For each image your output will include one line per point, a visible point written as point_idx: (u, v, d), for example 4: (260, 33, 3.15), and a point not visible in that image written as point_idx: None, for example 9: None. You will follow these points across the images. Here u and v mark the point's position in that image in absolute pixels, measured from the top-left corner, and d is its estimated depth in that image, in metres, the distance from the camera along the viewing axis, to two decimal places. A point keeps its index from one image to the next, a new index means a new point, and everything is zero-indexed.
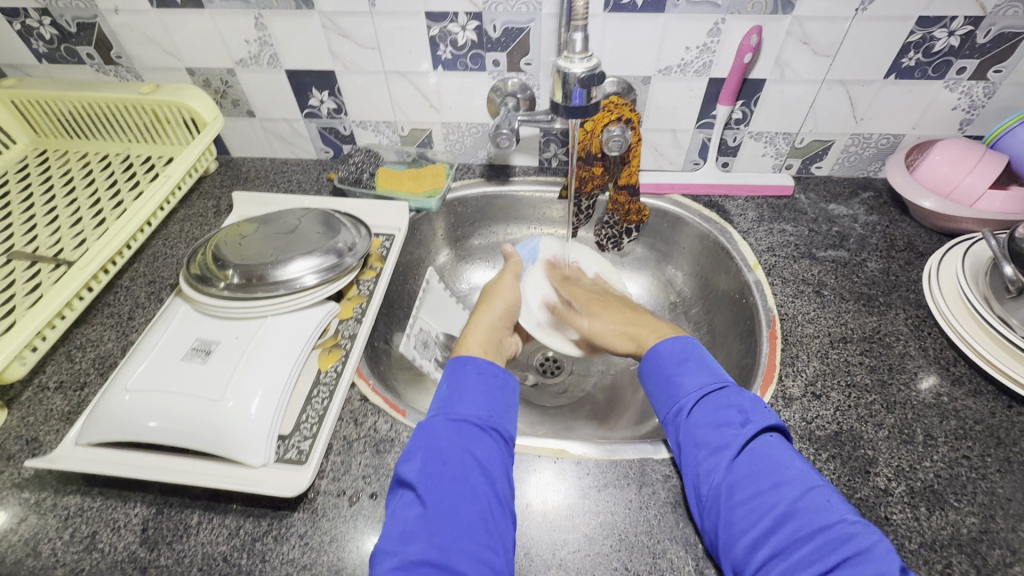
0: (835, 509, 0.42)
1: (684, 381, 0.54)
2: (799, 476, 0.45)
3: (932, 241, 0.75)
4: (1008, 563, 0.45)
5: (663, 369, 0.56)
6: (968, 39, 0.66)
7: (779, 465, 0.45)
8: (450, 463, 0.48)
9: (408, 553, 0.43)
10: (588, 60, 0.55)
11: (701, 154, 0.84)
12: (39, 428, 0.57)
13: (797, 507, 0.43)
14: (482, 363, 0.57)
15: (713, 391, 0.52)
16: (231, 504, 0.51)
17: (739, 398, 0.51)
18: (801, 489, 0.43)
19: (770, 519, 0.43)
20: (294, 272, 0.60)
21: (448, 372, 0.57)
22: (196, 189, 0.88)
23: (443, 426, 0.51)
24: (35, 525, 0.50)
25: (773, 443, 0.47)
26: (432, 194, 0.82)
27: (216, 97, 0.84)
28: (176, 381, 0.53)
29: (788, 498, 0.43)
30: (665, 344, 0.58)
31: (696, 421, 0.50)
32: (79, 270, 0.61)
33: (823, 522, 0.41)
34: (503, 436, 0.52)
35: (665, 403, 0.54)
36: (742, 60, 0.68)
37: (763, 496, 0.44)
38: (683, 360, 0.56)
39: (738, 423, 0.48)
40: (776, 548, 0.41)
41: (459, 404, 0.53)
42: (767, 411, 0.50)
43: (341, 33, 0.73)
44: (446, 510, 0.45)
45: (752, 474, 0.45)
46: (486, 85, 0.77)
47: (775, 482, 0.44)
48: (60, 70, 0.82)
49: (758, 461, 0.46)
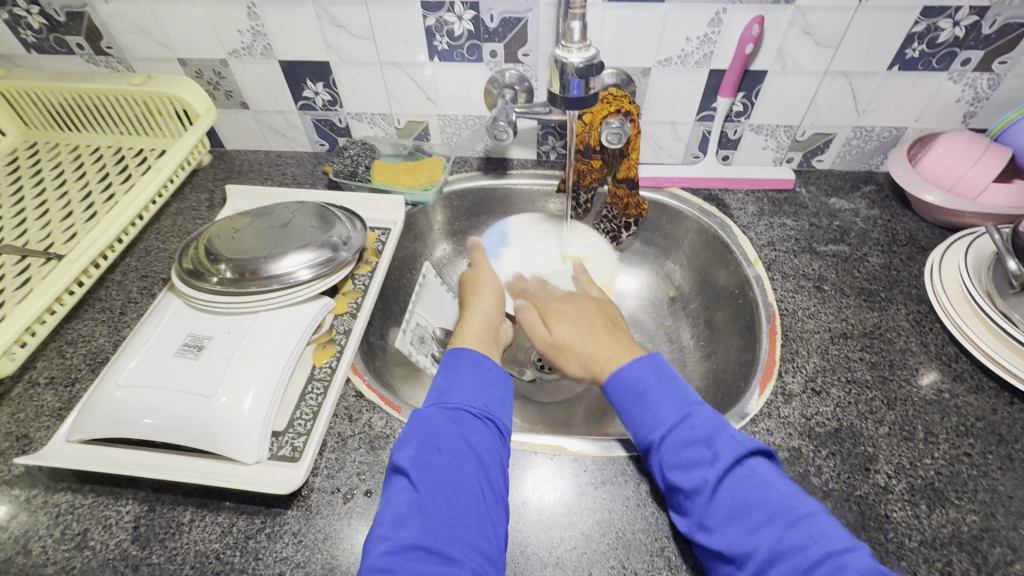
0: (820, 543, 0.40)
1: (651, 416, 0.50)
2: (777, 510, 0.43)
3: (934, 235, 0.74)
4: (1009, 561, 0.45)
5: (623, 401, 0.53)
6: (973, 30, 0.65)
7: (754, 503, 0.43)
8: (444, 450, 0.47)
9: (400, 538, 0.42)
10: (586, 50, 0.54)
11: (701, 147, 0.83)
12: (29, 425, 0.56)
13: (779, 548, 0.41)
14: (478, 355, 0.56)
15: (678, 425, 0.49)
16: (224, 501, 0.51)
17: (705, 428, 0.48)
18: (779, 527, 0.42)
19: (756, 564, 0.41)
20: (288, 266, 0.59)
21: (444, 362, 0.56)
22: (190, 182, 0.87)
23: (440, 414, 0.50)
24: (25, 523, 0.50)
25: (747, 477, 0.45)
26: (429, 187, 0.81)
27: (209, 89, 0.83)
28: (168, 377, 0.52)
29: (769, 540, 0.41)
30: (630, 369, 0.54)
31: (665, 460, 0.48)
32: (69, 264, 0.60)
33: (808, 560, 0.40)
34: (498, 425, 0.52)
35: (637, 439, 0.51)
36: (744, 51, 0.67)
37: (743, 539, 0.42)
38: (640, 393, 0.52)
39: (707, 461, 0.46)
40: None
41: (454, 394, 0.52)
42: (736, 441, 0.47)
43: (335, 23, 0.72)
44: (439, 496, 0.45)
45: (730, 518, 0.43)
46: (483, 76, 0.76)
47: (751, 524, 0.43)
48: (49, 61, 0.81)
49: (735, 503, 0.44)
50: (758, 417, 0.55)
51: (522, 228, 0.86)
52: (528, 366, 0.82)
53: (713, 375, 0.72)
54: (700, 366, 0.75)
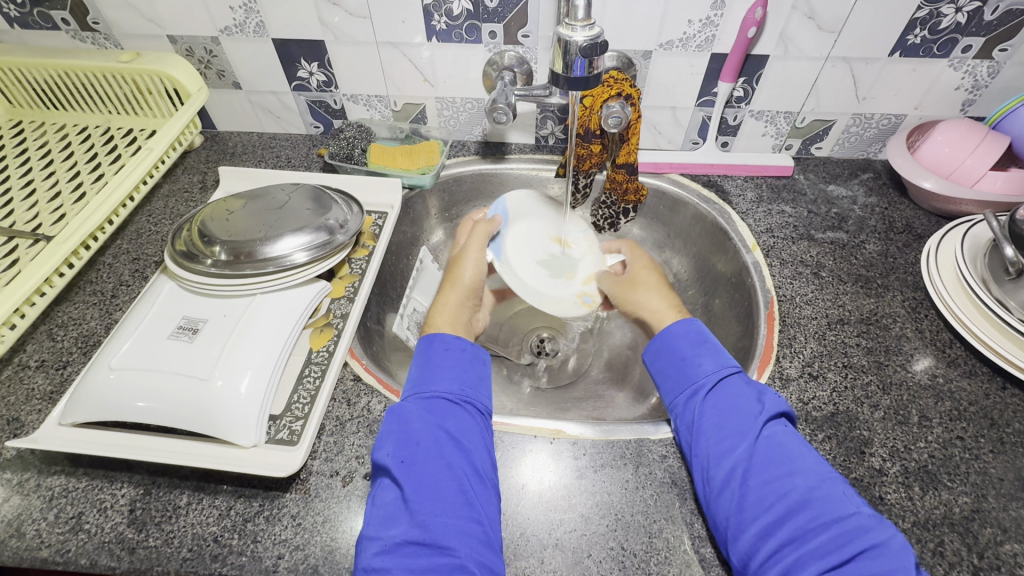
0: (851, 500, 0.43)
1: (702, 361, 0.54)
2: (816, 467, 0.45)
3: (930, 223, 0.74)
4: (999, 541, 0.46)
5: (680, 348, 0.56)
6: (975, 16, 0.65)
7: (794, 455, 0.46)
8: (422, 443, 0.47)
9: (390, 537, 0.42)
10: (591, 28, 0.53)
11: (700, 133, 0.82)
12: (20, 408, 0.55)
13: (812, 496, 0.43)
14: (449, 339, 0.56)
15: (730, 376, 0.53)
16: (221, 485, 0.50)
17: (752, 386, 0.52)
18: (817, 480, 0.44)
19: (785, 507, 0.43)
20: (284, 248, 0.58)
21: (417, 353, 0.56)
22: (181, 164, 0.85)
23: (416, 406, 0.50)
24: (18, 506, 0.49)
25: (786, 434, 0.48)
26: (426, 170, 0.80)
27: (200, 67, 0.80)
28: (160, 360, 0.52)
29: (804, 487, 0.44)
30: (676, 326, 0.58)
31: (714, 403, 0.51)
32: (60, 244, 0.59)
33: (841, 512, 0.42)
34: (477, 408, 0.52)
35: (681, 382, 0.54)
36: (747, 34, 0.66)
37: (779, 483, 0.45)
38: (701, 341, 0.57)
39: (755, 411, 0.49)
40: (789, 535, 0.42)
41: (431, 382, 0.52)
42: (779, 400, 0.51)
43: (331, 1, 0.70)
44: (422, 489, 0.45)
45: (769, 462, 0.46)
46: (482, 57, 0.74)
47: (788, 470, 0.45)
48: (33, 36, 0.78)
49: (774, 450, 0.46)
50: None
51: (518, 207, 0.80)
52: (525, 351, 0.83)
53: None
54: None
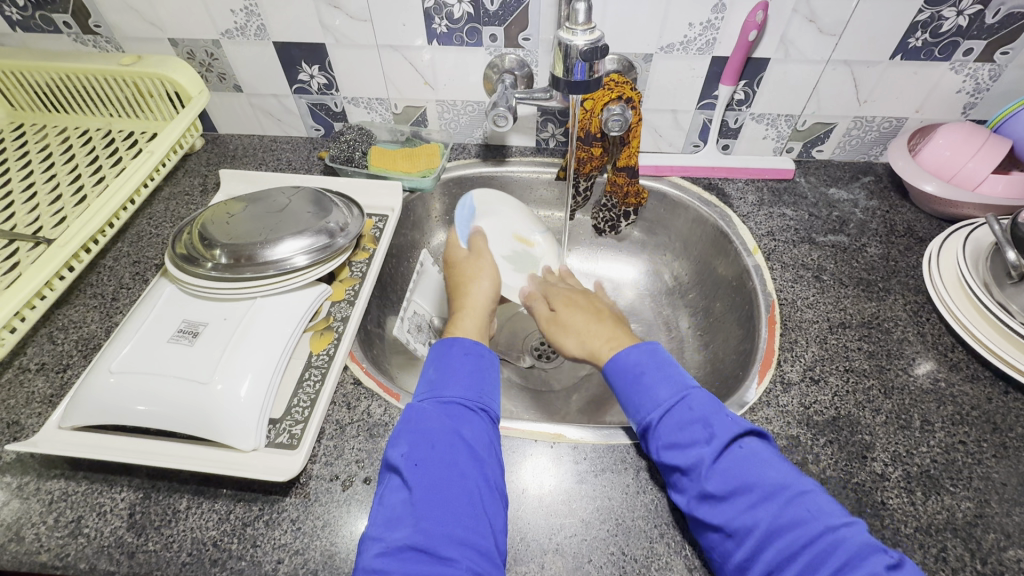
0: (819, 518, 0.41)
1: (648, 394, 0.50)
2: (777, 489, 0.43)
3: (931, 226, 0.74)
4: (1002, 547, 0.46)
5: (623, 380, 0.53)
6: (976, 20, 0.64)
7: (753, 482, 0.44)
8: (438, 447, 0.47)
9: (393, 539, 0.42)
10: (591, 31, 0.53)
11: (701, 136, 0.82)
12: (20, 412, 0.55)
13: (779, 524, 0.41)
14: (470, 344, 0.56)
15: (676, 405, 0.49)
16: (221, 489, 0.50)
17: (704, 407, 0.48)
18: (780, 505, 0.42)
19: (755, 540, 0.42)
20: (284, 252, 0.58)
21: (434, 355, 0.55)
22: (181, 166, 0.85)
23: (434, 409, 0.50)
24: (18, 510, 0.49)
25: (743, 459, 0.45)
26: (427, 173, 0.80)
27: (201, 70, 0.81)
28: (163, 363, 0.52)
29: (767, 518, 0.42)
30: (624, 355, 0.54)
31: (664, 439, 0.48)
32: (61, 247, 0.59)
33: (808, 535, 0.41)
34: (492, 417, 0.52)
35: (630, 417, 0.51)
36: (747, 37, 0.66)
37: (741, 519, 0.42)
38: (639, 374, 0.52)
39: (704, 441, 0.46)
40: (764, 568, 0.41)
41: (449, 387, 0.52)
42: (733, 421, 0.47)
43: (332, 4, 0.70)
44: (432, 494, 0.44)
45: (728, 497, 0.44)
46: (482, 60, 0.74)
47: (750, 502, 0.43)
48: (35, 39, 0.79)
49: (733, 480, 0.44)
50: (757, 405, 0.56)
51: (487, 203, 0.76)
52: (526, 354, 0.83)
53: (711, 363, 0.72)
54: (698, 355, 0.75)
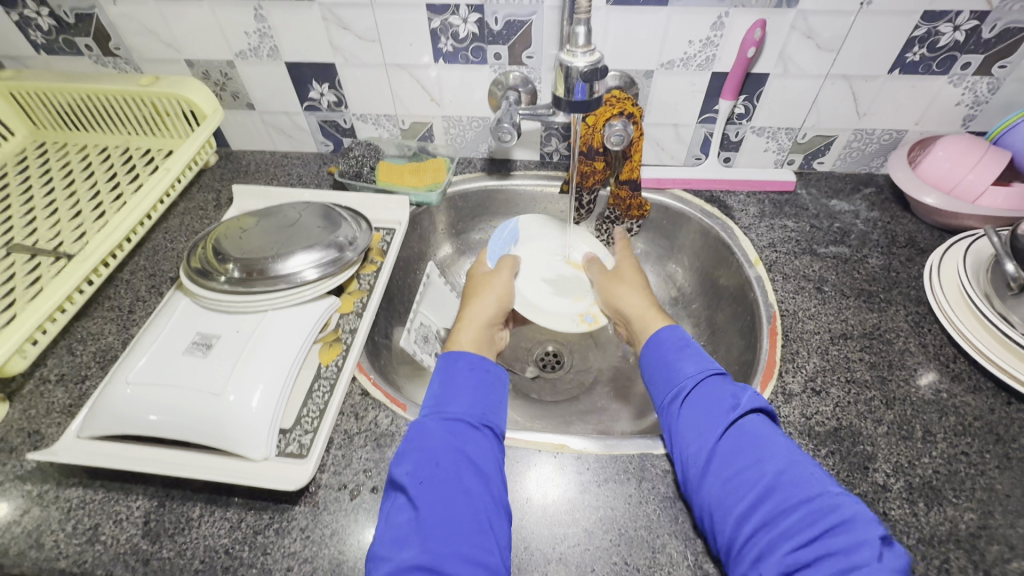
0: (820, 483, 0.43)
1: (684, 365, 0.55)
2: (784, 451, 0.46)
3: (933, 237, 0.75)
4: (1005, 558, 0.46)
5: (663, 352, 0.58)
6: (973, 35, 0.65)
7: (765, 441, 0.47)
8: (442, 464, 0.48)
9: (401, 559, 0.42)
10: (592, 53, 0.54)
11: (703, 149, 0.84)
12: (41, 421, 0.57)
13: (780, 480, 0.44)
14: (474, 359, 0.58)
15: (710, 376, 0.53)
16: (232, 498, 0.52)
17: (732, 384, 0.52)
18: (786, 464, 0.45)
19: (756, 494, 0.44)
20: (294, 265, 0.60)
21: (439, 368, 0.58)
22: (196, 181, 0.88)
23: (437, 426, 0.51)
24: (38, 518, 0.51)
25: (758, 425, 0.48)
26: (433, 188, 0.82)
27: (215, 89, 0.83)
28: (178, 375, 0.53)
29: (772, 472, 0.44)
30: (663, 331, 0.60)
31: (692, 402, 0.51)
32: (81, 262, 0.61)
33: (806, 493, 0.42)
34: (495, 433, 0.53)
35: (664, 386, 0.55)
36: (746, 54, 0.68)
37: (747, 473, 0.45)
38: (683, 347, 0.58)
39: (729, 404, 0.50)
40: (760, 520, 0.42)
41: (451, 404, 0.53)
42: (756, 395, 0.51)
43: (341, 25, 0.72)
44: (437, 512, 0.45)
45: (737, 453, 0.46)
46: (487, 78, 0.76)
47: (758, 458, 0.45)
48: (57, 62, 0.82)
49: (745, 439, 0.47)
50: None
51: (531, 228, 0.82)
52: (530, 364, 0.84)
53: None
54: None
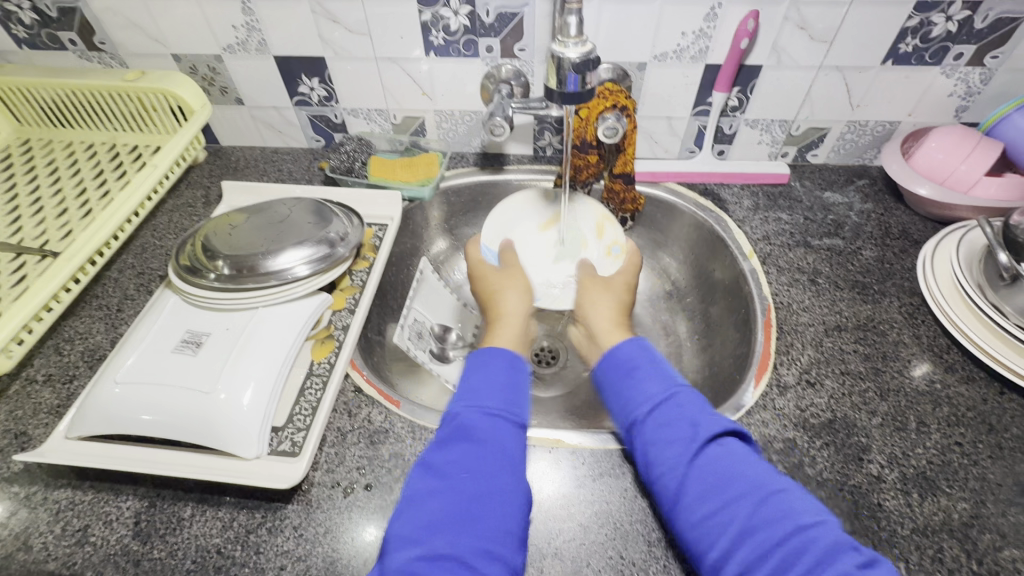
0: (792, 516, 0.41)
1: (637, 390, 0.50)
2: (754, 487, 0.43)
3: (926, 229, 0.75)
4: (998, 547, 0.46)
5: (614, 373, 0.53)
6: (965, 25, 0.65)
7: (731, 479, 0.44)
8: (484, 458, 0.46)
9: (433, 546, 0.41)
10: (583, 45, 0.54)
11: (697, 142, 0.83)
12: (28, 422, 0.56)
13: (753, 524, 0.41)
14: (516, 357, 0.54)
15: (665, 401, 0.49)
16: (224, 497, 0.51)
17: (691, 407, 0.48)
18: (755, 503, 0.42)
19: (729, 539, 0.41)
20: (286, 262, 0.59)
21: (473, 362, 0.54)
22: (185, 178, 0.87)
23: (482, 419, 0.49)
24: (26, 520, 0.50)
25: (723, 456, 0.45)
26: (426, 183, 0.81)
27: (203, 84, 0.82)
28: (168, 373, 0.52)
29: (743, 515, 0.42)
30: (620, 349, 0.54)
31: (648, 437, 0.48)
32: (67, 260, 0.60)
33: (780, 534, 0.40)
34: (527, 430, 0.51)
35: (618, 414, 0.51)
36: (739, 45, 0.67)
37: (718, 515, 0.43)
38: (633, 367, 0.52)
39: (688, 438, 0.46)
40: (737, 568, 0.40)
41: (495, 397, 0.50)
42: (717, 419, 0.47)
43: (331, 19, 0.71)
44: (472, 506, 0.44)
45: (705, 493, 0.44)
46: (479, 71, 0.76)
47: (727, 498, 0.43)
48: (41, 56, 0.80)
49: (712, 478, 0.44)
50: (754, 408, 0.56)
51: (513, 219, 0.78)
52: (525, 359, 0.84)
53: (709, 366, 0.73)
54: (697, 359, 0.76)
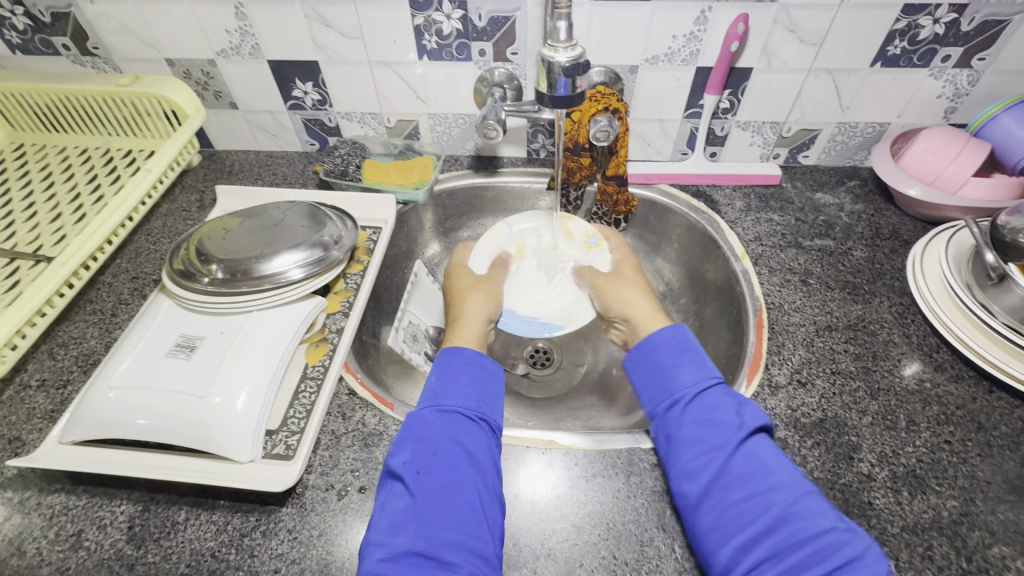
0: (826, 514, 0.43)
1: (684, 373, 0.54)
2: (791, 481, 0.45)
3: (916, 229, 0.75)
4: (987, 544, 0.46)
5: (660, 359, 0.56)
6: (952, 27, 0.66)
7: (770, 469, 0.46)
8: (439, 454, 0.48)
9: (397, 544, 0.42)
10: (573, 49, 0.54)
11: (689, 144, 0.84)
12: (21, 427, 0.56)
13: (791, 512, 0.43)
14: (471, 354, 0.57)
15: (712, 387, 0.52)
16: (218, 500, 0.51)
17: (735, 397, 0.52)
18: (796, 495, 0.44)
19: (765, 523, 0.43)
20: (280, 266, 0.59)
21: (436, 364, 0.57)
22: (179, 182, 0.87)
23: (434, 418, 0.51)
24: (19, 525, 0.50)
25: (764, 447, 0.48)
26: (420, 186, 0.81)
27: (197, 88, 0.82)
28: (162, 378, 0.53)
29: (782, 503, 0.44)
30: (665, 333, 0.58)
31: (692, 416, 0.51)
32: (59, 266, 0.60)
33: (817, 528, 0.42)
34: (493, 427, 0.52)
35: (659, 394, 0.54)
36: (729, 48, 0.68)
37: (755, 499, 0.45)
38: (682, 353, 0.56)
39: (734, 424, 0.49)
40: (767, 551, 0.42)
41: (448, 395, 0.53)
42: (758, 411, 0.50)
43: (324, 23, 0.72)
44: (435, 501, 0.45)
45: (745, 478, 0.46)
46: (472, 75, 0.76)
47: (765, 486, 0.45)
48: (34, 61, 0.80)
49: (752, 465, 0.47)
50: None
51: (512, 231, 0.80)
52: (520, 361, 0.84)
53: None
54: None
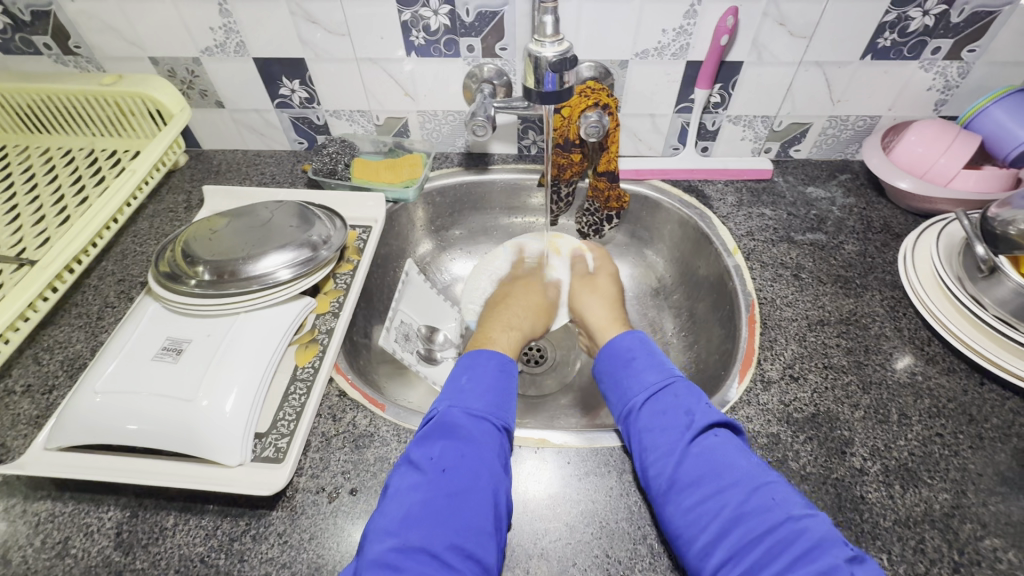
0: (783, 506, 0.43)
1: (634, 381, 0.56)
2: (745, 476, 0.45)
3: (907, 222, 0.75)
4: (978, 536, 0.46)
5: (614, 369, 0.58)
6: (942, 19, 0.66)
7: (724, 467, 0.46)
8: (466, 455, 0.48)
9: (409, 538, 0.42)
10: (560, 43, 0.54)
11: (680, 139, 0.83)
12: (6, 434, 0.55)
13: (744, 510, 0.43)
14: (504, 361, 0.59)
15: (663, 390, 0.54)
16: (208, 505, 0.51)
17: (685, 397, 0.52)
18: (748, 491, 0.44)
19: (720, 524, 0.43)
20: (268, 266, 0.59)
21: (462, 364, 0.59)
22: (166, 183, 0.86)
23: (464, 418, 0.51)
24: (4, 533, 0.49)
25: (717, 444, 0.48)
26: (410, 184, 0.81)
27: (182, 88, 0.81)
28: (148, 382, 0.52)
29: (735, 501, 0.44)
30: (621, 340, 0.61)
31: (643, 422, 0.52)
32: (42, 270, 0.59)
33: (772, 521, 0.42)
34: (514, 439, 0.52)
35: (616, 403, 0.56)
36: (719, 42, 0.67)
37: (709, 501, 0.45)
38: (630, 359, 0.58)
39: (684, 426, 0.50)
40: (727, 551, 0.42)
41: (477, 399, 0.53)
42: (710, 410, 0.51)
43: (310, 20, 0.71)
44: (453, 501, 0.45)
45: (698, 479, 0.46)
46: (461, 71, 0.75)
47: (717, 486, 0.45)
48: (15, 62, 0.79)
49: (704, 465, 0.47)
50: (739, 404, 0.57)
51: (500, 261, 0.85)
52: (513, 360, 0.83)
53: (695, 363, 0.73)
54: (683, 355, 0.76)
